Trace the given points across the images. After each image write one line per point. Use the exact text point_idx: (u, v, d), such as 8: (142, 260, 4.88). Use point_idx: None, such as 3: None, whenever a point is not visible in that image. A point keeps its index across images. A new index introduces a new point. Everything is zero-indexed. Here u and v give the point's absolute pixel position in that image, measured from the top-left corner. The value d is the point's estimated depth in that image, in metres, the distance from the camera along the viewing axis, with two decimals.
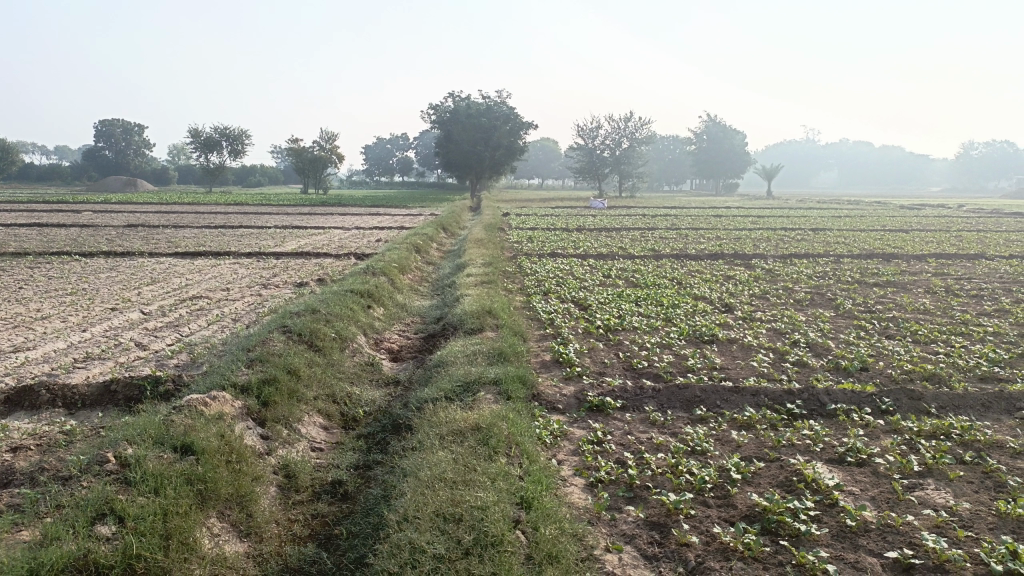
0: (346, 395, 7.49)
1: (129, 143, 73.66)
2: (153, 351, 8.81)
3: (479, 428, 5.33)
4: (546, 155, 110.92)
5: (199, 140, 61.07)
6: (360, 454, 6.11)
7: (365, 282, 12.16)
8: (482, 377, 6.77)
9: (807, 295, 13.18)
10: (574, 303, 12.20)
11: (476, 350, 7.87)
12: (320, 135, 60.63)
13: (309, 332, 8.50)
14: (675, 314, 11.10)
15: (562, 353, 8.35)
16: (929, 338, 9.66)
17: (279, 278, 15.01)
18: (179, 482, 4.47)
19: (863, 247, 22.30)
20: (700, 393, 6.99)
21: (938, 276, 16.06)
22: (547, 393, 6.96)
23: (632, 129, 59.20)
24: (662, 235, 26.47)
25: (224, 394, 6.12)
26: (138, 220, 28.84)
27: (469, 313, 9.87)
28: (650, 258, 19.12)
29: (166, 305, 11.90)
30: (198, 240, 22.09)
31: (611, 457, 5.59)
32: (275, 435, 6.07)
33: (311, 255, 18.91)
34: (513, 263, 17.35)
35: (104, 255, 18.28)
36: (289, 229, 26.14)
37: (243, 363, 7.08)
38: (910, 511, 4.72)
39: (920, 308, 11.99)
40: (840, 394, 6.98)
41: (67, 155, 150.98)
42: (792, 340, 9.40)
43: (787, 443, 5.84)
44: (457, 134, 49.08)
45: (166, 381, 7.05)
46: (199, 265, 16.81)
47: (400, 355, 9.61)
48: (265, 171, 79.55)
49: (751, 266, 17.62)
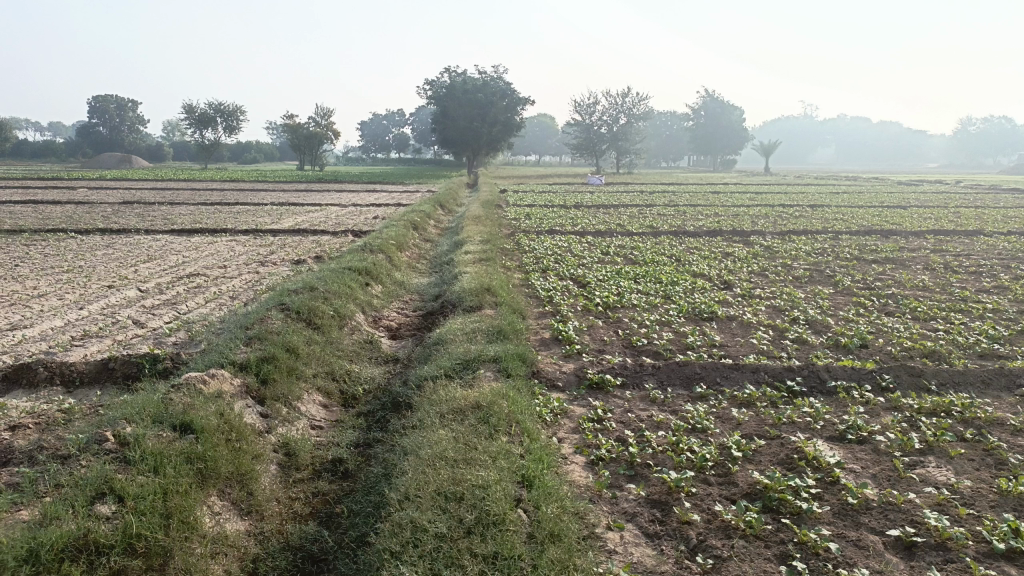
0: (345, 373, 7.46)
1: (123, 119, 73.01)
2: (150, 329, 8.76)
3: (479, 407, 5.31)
4: (543, 131, 110.29)
5: (193, 116, 60.56)
6: (360, 432, 6.10)
7: (363, 259, 12.09)
8: (482, 355, 6.74)
9: (806, 272, 13.15)
10: (573, 280, 12.16)
11: (476, 328, 7.83)
12: (316, 110, 60.15)
13: (307, 310, 8.45)
14: (674, 291, 11.07)
15: (562, 330, 8.33)
16: (929, 315, 9.66)
17: (276, 255, 14.92)
18: (179, 461, 4.45)
19: (862, 224, 22.27)
20: (700, 370, 6.97)
21: (937, 253, 16.06)
22: (547, 371, 6.94)
23: (629, 105, 58.83)
24: (660, 212, 26.41)
25: (222, 372, 6.08)
26: (133, 197, 28.63)
27: (468, 291, 9.83)
28: (649, 234, 19.07)
29: (163, 282, 11.82)
30: (194, 216, 21.95)
31: (611, 435, 5.58)
32: (274, 414, 6.04)
33: (308, 232, 18.82)
34: (511, 240, 17.29)
35: (100, 232, 18.16)
36: (285, 206, 25.99)
37: (241, 341, 7.04)
38: (910, 489, 4.73)
39: (919, 285, 11.98)
40: (840, 371, 6.97)
41: (61, 131, 149.67)
42: (792, 318, 9.39)
43: (788, 421, 5.84)
44: (454, 110, 48.73)
45: (164, 359, 7.02)
46: (196, 242, 16.71)
47: (398, 333, 9.58)
48: (261, 147, 79.01)
49: (750, 242, 17.59)
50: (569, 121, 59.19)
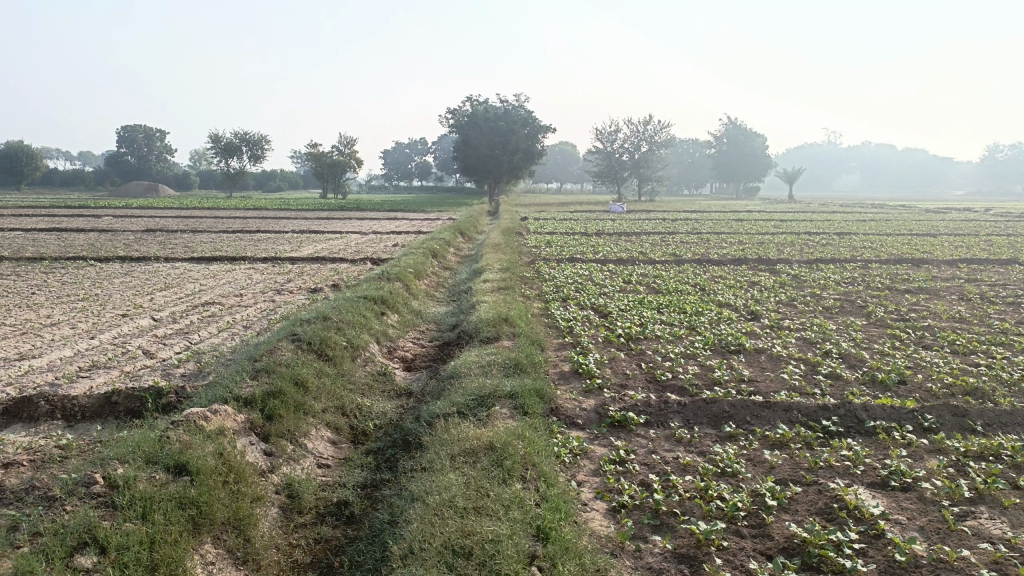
0: (356, 407, 7.18)
1: (150, 148, 74.18)
2: (160, 360, 8.55)
3: (492, 447, 4.98)
4: (564, 159, 110.52)
5: (219, 145, 61.36)
6: (369, 472, 5.78)
7: (380, 288, 11.86)
8: (497, 390, 6.42)
9: (836, 302, 12.71)
10: (594, 310, 11.83)
11: (492, 361, 7.52)
12: (339, 139, 60.68)
13: (319, 340, 8.20)
14: (699, 322, 10.69)
15: (582, 363, 7.99)
16: (968, 348, 9.19)
17: (293, 283, 14.77)
18: (170, 507, 4.17)
19: (891, 253, 21.72)
20: (728, 408, 6.59)
21: (971, 282, 15.54)
22: (566, 408, 6.60)
23: (651, 133, 58.69)
24: (683, 239, 26.05)
25: (226, 408, 5.81)
26: (157, 225, 28.83)
27: (486, 321, 9.53)
28: (672, 263, 18.71)
29: (178, 311, 11.66)
30: (215, 244, 21.95)
31: (634, 478, 5.23)
32: (278, 451, 5.76)
33: (327, 260, 18.68)
34: (531, 269, 17.02)
35: (121, 260, 18.15)
36: (306, 234, 25.98)
37: (248, 374, 6.78)
38: (964, 543, 4.30)
39: (956, 317, 11.49)
40: (879, 409, 6.56)
41: (91, 161, 152.57)
42: (823, 351, 8.97)
43: (825, 465, 5.45)
44: (476, 138, 48.89)
45: (168, 393, 6.77)
46: (214, 270, 16.63)
47: (414, 364, 9.29)
48: (285, 175, 79.84)
49: (776, 271, 17.15)
50: (590, 149, 59.12)
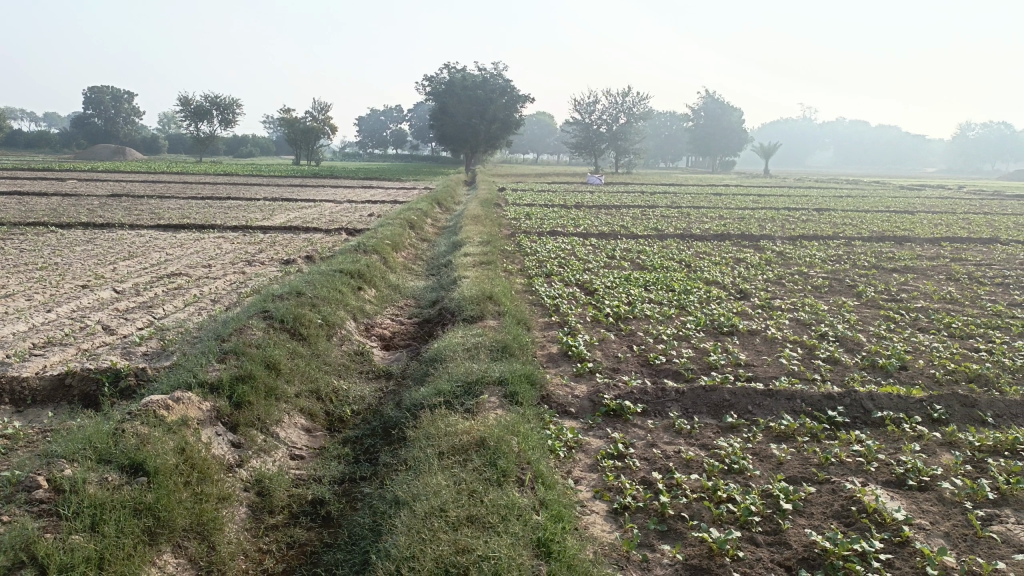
0: (332, 392, 6.74)
1: (117, 111, 71.61)
2: (121, 336, 7.99)
3: (483, 444, 4.56)
4: (541, 130, 109.36)
5: (188, 108, 59.64)
6: (347, 465, 5.35)
7: (356, 261, 11.31)
8: (485, 377, 5.99)
9: (825, 281, 12.44)
10: (579, 287, 11.42)
11: (478, 342, 7.08)
12: (313, 105, 59.35)
13: (292, 318, 7.68)
14: (689, 301, 10.32)
15: (571, 345, 7.60)
16: (966, 332, 8.92)
17: (265, 254, 14.17)
18: (125, 516, 3.72)
19: (872, 230, 21.55)
20: (728, 396, 6.20)
21: (956, 261, 15.38)
22: (558, 395, 6.19)
23: (629, 104, 58.02)
24: (663, 213, 25.73)
25: (190, 395, 5.32)
26: (123, 190, 27.82)
27: (469, 298, 9.06)
28: (655, 238, 18.38)
29: (142, 283, 11.05)
30: (183, 211, 21.18)
31: (636, 476, 4.85)
32: (248, 443, 5.29)
33: (300, 230, 18.03)
34: (512, 242, 16.54)
35: (83, 226, 17.37)
36: (278, 202, 25.23)
37: (214, 355, 6.26)
38: (996, 552, 3.99)
39: (947, 298, 11.24)
40: (885, 398, 6.22)
41: (56, 123, 147.86)
42: (820, 333, 8.64)
43: (836, 461, 5.12)
44: (452, 107, 47.87)
45: (127, 375, 6.22)
46: (181, 239, 15.94)
47: (392, 343, 8.82)
48: (256, 141, 78.03)
49: (761, 248, 16.84)
50: (567, 119, 58.39)
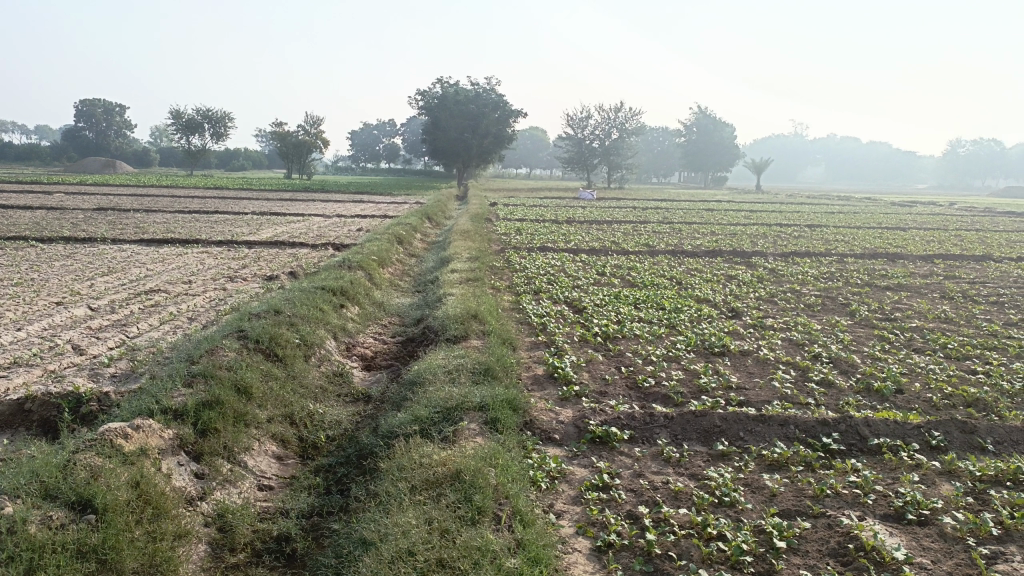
0: (306, 416, 6.46)
1: (109, 124, 71.28)
2: (91, 357, 7.69)
3: (459, 477, 4.30)
4: (534, 145, 109.60)
5: (180, 121, 59.39)
6: (317, 496, 5.07)
7: (339, 278, 11.04)
8: (464, 402, 5.73)
9: (819, 299, 12.23)
10: (568, 304, 11.18)
11: (460, 364, 6.82)
12: (305, 119, 59.19)
13: (267, 338, 7.39)
14: (679, 319, 10.08)
15: (557, 367, 7.34)
16: (962, 353, 8.71)
17: (249, 270, 13.90)
18: (65, 560, 3.50)
19: (864, 247, 21.44)
20: (719, 422, 5.94)
21: (950, 279, 15.24)
22: (541, 420, 5.93)
23: (621, 119, 58.09)
24: (655, 229, 25.60)
25: (150, 422, 5.03)
26: (110, 203, 27.51)
27: (453, 317, 8.79)
28: (646, 254, 18.19)
29: (119, 300, 10.74)
30: (168, 226, 20.90)
31: (621, 509, 4.59)
32: (212, 473, 5.01)
33: (287, 245, 17.78)
34: (501, 258, 16.31)
35: (65, 240, 17.07)
36: (267, 216, 24.97)
37: (181, 379, 5.96)
38: None
39: (942, 317, 11.05)
40: (882, 424, 5.97)
41: (47, 136, 147.42)
42: (813, 355, 8.41)
43: (832, 493, 4.87)
44: (444, 121, 47.76)
45: (89, 401, 5.91)
46: (164, 254, 15.64)
47: (373, 363, 8.55)
48: (248, 155, 77.84)
49: (753, 265, 16.65)
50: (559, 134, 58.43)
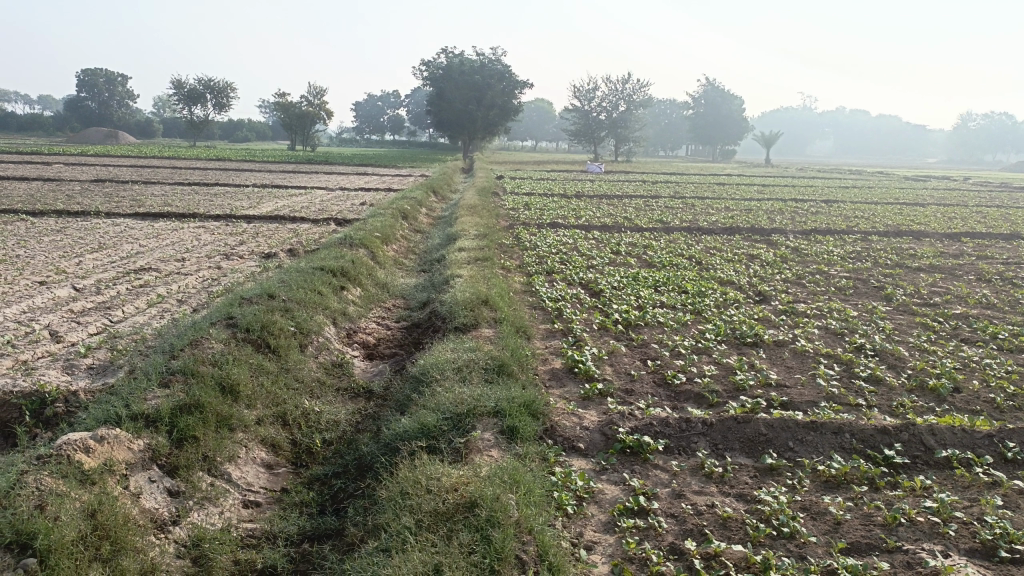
0: (301, 417, 5.81)
1: (112, 94, 70.16)
2: (67, 345, 6.97)
3: (474, 510, 3.65)
4: (540, 117, 108.21)
5: (182, 91, 58.32)
6: (311, 520, 4.41)
7: (340, 257, 10.32)
8: (477, 407, 5.06)
9: (849, 282, 11.48)
10: (583, 287, 10.47)
11: (471, 360, 6.12)
12: (309, 89, 58.07)
13: (258, 327, 6.69)
14: (705, 305, 9.36)
15: (578, 361, 6.64)
16: (1015, 345, 7.99)
17: (246, 247, 13.18)
18: None
19: (886, 224, 20.60)
20: (765, 429, 5.25)
21: (982, 259, 14.50)
22: (563, 427, 5.25)
23: (629, 91, 56.91)
24: (668, 204, 24.83)
25: (118, 432, 4.38)
26: (108, 175, 26.74)
27: (461, 303, 8.07)
28: (661, 231, 17.48)
29: (106, 280, 10.03)
30: (166, 198, 20.16)
31: (662, 542, 3.92)
32: (189, 490, 4.35)
33: (287, 220, 17.04)
34: (511, 235, 15.57)
35: (57, 214, 16.33)
36: (267, 189, 24.14)
37: (158, 378, 5.27)
38: None
39: (983, 302, 10.30)
40: (948, 432, 5.28)
41: (51, 107, 146.64)
42: (855, 347, 7.69)
43: (905, 521, 4.19)
44: (449, 93, 46.72)
45: (54, 402, 5.19)
46: (158, 229, 14.89)
47: (376, 352, 7.86)
48: (252, 126, 76.89)
49: (774, 243, 15.87)
50: (567, 107, 57.30)
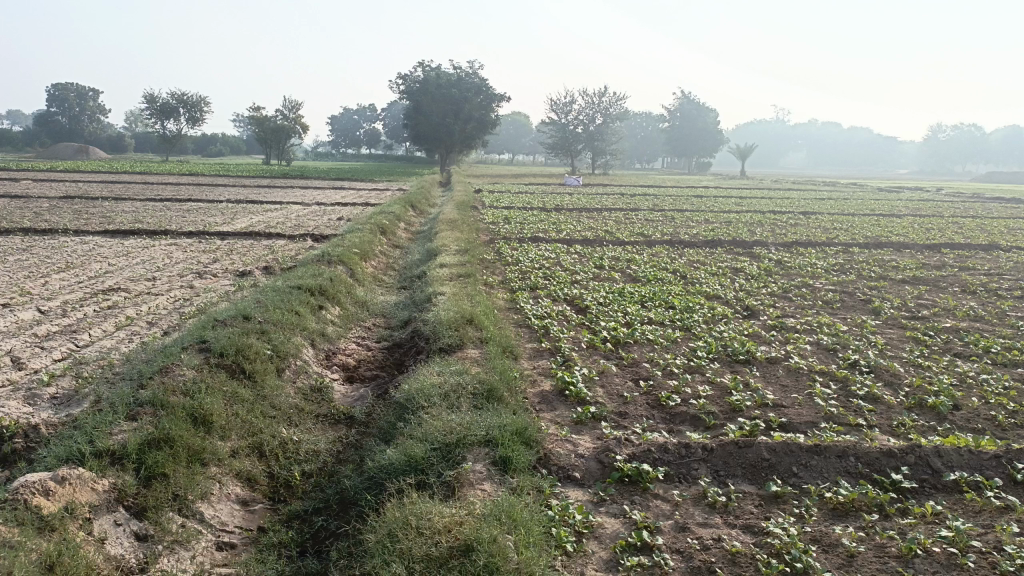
0: (278, 447, 5.49)
1: (83, 109, 69.09)
2: (30, 372, 6.59)
3: (469, 555, 3.38)
4: (517, 130, 108.34)
5: (154, 105, 57.48)
6: (291, 564, 4.10)
7: (318, 275, 9.99)
8: (467, 436, 4.79)
9: (836, 295, 11.36)
10: (568, 304, 10.24)
11: (458, 384, 5.85)
12: (283, 103, 57.54)
13: (233, 351, 6.37)
14: (693, 321, 9.17)
15: (568, 383, 6.39)
16: (1008, 359, 7.87)
17: (219, 265, 12.80)
18: None
19: (866, 235, 20.64)
20: (768, 454, 5.03)
21: (963, 270, 14.50)
22: (557, 455, 4.99)
23: (606, 104, 57.07)
24: (647, 217, 24.75)
25: (80, 472, 4.05)
26: (78, 191, 26.10)
27: (445, 322, 7.79)
28: (643, 244, 17.33)
29: (73, 301, 9.62)
30: (137, 215, 19.64)
31: None
32: (158, 533, 4.03)
33: (262, 236, 16.64)
34: (491, 249, 15.32)
35: (23, 232, 15.81)
36: (242, 204, 23.68)
37: (125, 410, 4.94)
38: None
39: (971, 315, 10.21)
40: (954, 454, 5.10)
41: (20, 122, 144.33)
42: (850, 363, 7.51)
43: (921, 552, 3.98)
44: (425, 106, 46.51)
45: (13, 437, 4.83)
46: (129, 247, 14.44)
47: (356, 375, 7.54)
48: (226, 140, 76.02)
49: (756, 256, 15.77)
50: (544, 120, 57.31)
